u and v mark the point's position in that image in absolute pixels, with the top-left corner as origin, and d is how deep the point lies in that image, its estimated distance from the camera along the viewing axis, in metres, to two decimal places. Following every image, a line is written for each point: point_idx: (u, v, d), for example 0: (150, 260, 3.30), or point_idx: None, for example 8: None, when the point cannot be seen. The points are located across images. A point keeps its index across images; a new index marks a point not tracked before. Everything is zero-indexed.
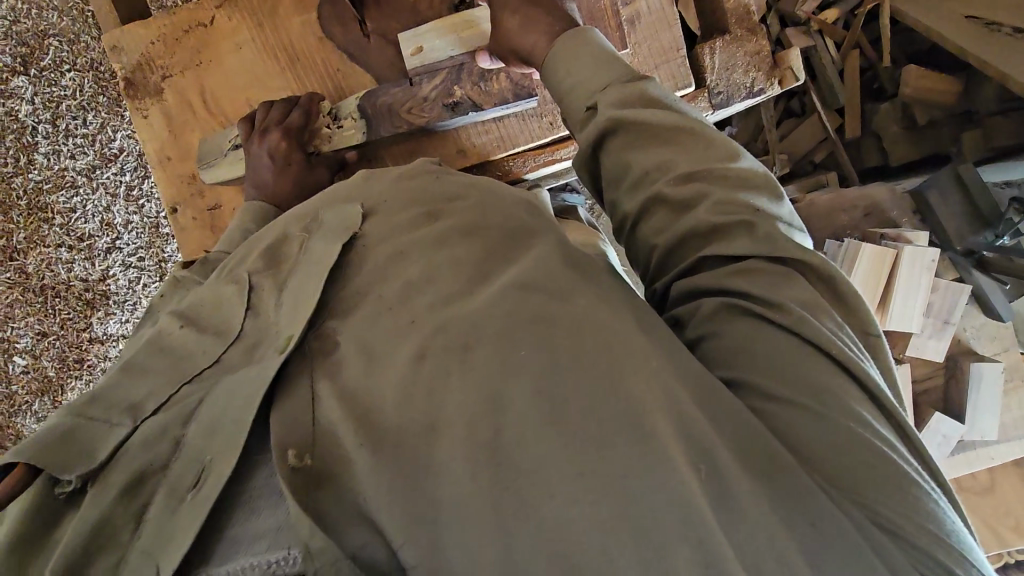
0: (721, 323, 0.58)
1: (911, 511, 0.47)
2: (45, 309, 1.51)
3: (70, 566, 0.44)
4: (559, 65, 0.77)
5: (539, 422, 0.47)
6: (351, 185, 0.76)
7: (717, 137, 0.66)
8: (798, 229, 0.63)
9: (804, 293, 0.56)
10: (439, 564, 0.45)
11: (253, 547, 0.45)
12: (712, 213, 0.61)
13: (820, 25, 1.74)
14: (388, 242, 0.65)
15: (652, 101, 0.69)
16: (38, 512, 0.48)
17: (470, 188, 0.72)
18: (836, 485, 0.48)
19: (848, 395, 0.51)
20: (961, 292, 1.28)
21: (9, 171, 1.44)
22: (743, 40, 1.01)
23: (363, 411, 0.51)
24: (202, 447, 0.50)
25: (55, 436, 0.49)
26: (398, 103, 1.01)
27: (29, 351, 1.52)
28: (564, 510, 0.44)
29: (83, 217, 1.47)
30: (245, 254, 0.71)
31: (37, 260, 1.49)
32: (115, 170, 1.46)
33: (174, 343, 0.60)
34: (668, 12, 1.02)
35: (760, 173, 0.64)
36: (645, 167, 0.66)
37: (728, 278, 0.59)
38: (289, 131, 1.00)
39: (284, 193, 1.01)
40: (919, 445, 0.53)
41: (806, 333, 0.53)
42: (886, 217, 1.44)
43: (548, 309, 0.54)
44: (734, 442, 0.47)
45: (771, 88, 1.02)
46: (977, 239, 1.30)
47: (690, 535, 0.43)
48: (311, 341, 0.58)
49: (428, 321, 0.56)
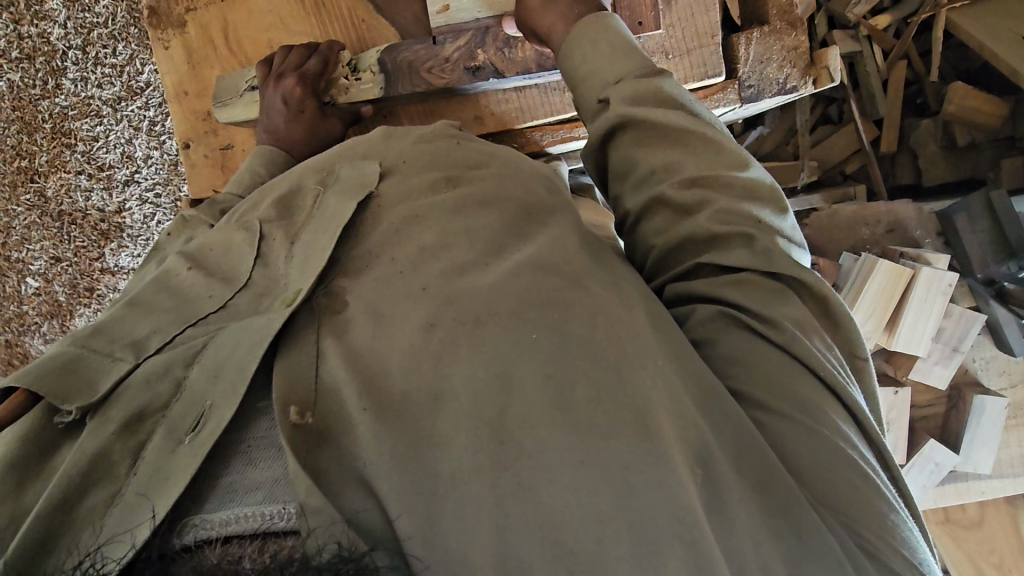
0: (717, 332, 0.56)
1: (889, 535, 0.46)
2: (61, 235, 1.52)
3: (68, 493, 0.44)
4: (577, 49, 0.73)
5: (545, 404, 0.47)
6: (365, 142, 0.74)
7: (727, 143, 0.63)
8: (798, 246, 0.61)
9: (798, 314, 0.54)
10: (431, 535, 0.44)
11: (248, 497, 0.45)
12: (712, 222, 0.58)
13: (869, 30, 1.67)
14: (403, 205, 0.63)
15: (665, 100, 0.66)
16: (41, 436, 0.49)
17: (489, 158, 0.70)
18: (822, 501, 0.47)
19: (837, 414, 0.50)
20: (975, 321, 1.25)
21: (36, 93, 1.43)
22: (782, 34, 0.96)
23: (368, 375, 0.50)
24: (204, 391, 0.49)
25: (59, 364, 0.50)
26: (419, 61, 0.98)
27: (41, 274, 1.54)
28: (562, 496, 0.44)
29: (104, 147, 1.46)
30: (258, 202, 0.70)
31: (57, 185, 1.49)
32: (139, 104, 1.42)
33: (183, 283, 0.60)
34: None
35: (766, 186, 0.61)
36: (652, 166, 0.64)
37: (721, 286, 0.57)
38: (304, 77, 0.98)
39: (295, 141, 0.99)
40: (890, 469, 0.53)
41: (798, 352, 0.52)
42: (909, 236, 1.42)
43: (565, 292, 0.53)
44: (732, 446, 0.46)
45: (804, 87, 0.98)
46: (999, 269, 1.26)
47: (682, 536, 0.42)
48: (319, 296, 0.56)
49: (441, 290, 0.54)
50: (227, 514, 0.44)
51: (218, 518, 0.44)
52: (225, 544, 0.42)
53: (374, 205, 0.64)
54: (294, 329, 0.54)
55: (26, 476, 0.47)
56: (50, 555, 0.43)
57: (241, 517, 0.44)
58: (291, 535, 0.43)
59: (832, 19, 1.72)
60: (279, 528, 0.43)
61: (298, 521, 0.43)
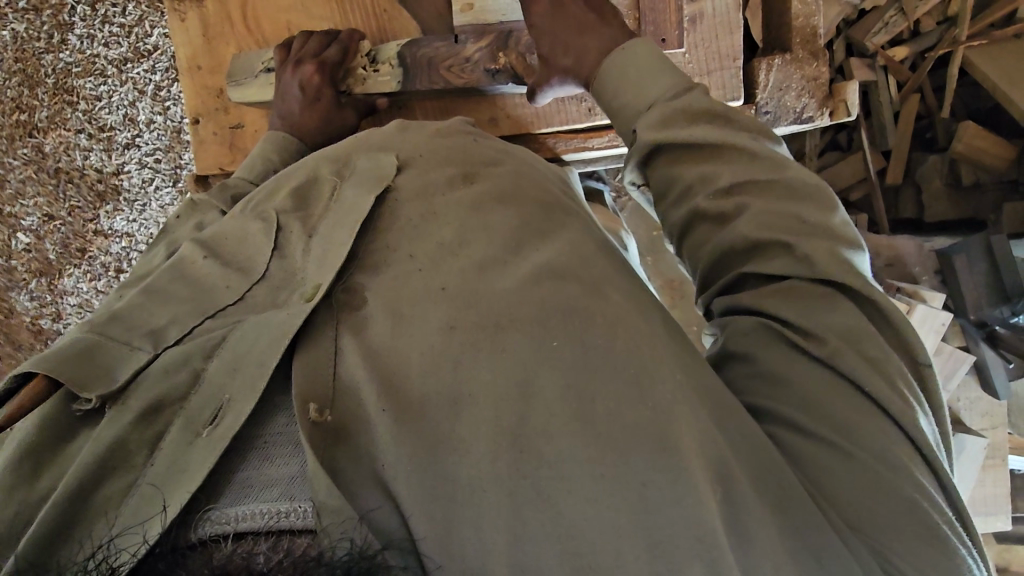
0: (753, 345, 0.57)
1: (921, 561, 0.47)
2: (56, 193, 1.53)
3: (84, 484, 0.46)
4: (616, 73, 0.76)
5: (568, 410, 0.49)
6: (381, 135, 0.75)
7: (763, 149, 0.64)
8: (853, 240, 0.60)
9: (845, 321, 0.55)
10: (451, 538, 0.47)
11: (264, 495, 0.46)
12: (753, 228, 0.60)
13: (887, 60, 1.70)
14: (423, 201, 0.64)
15: (696, 116, 0.67)
16: (56, 423, 0.50)
17: (503, 155, 0.72)
18: (849, 524, 0.49)
19: (891, 439, 0.51)
20: (964, 360, 1.32)
21: (40, 47, 1.42)
22: (803, 63, 0.97)
23: (387, 373, 0.52)
24: (223, 385, 0.51)
25: (78, 351, 0.51)
26: (439, 57, 0.98)
27: (33, 231, 1.56)
28: (579, 509, 0.46)
29: (107, 107, 1.45)
30: (272, 191, 0.71)
31: (55, 142, 1.48)
32: (146, 67, 1.41)
33: (199, 273, 0.61)
34: (732, 18, 0.99)
35: (810, 183, 0.62)
36: (687, 182, 0.65)
37: (764, 297, 0.58)
38: (323, 66, 0.98)
39: (309, 127, 1.00)
40: (952, 490, 0.52)
41: (842, 368, 0.53)
42: (906, 272, 1.45)
43: (582, 303, 0.54)
44: (753, 466, 0.48)
45: (820, 118, 1.00)
46: (992, 312, 1.32)
47: (703, 556, 0.45)
48: (338, 292, 0.58)
49: (459, 293, 0.56)
50: (243, 510, 0.45)
51: (235, 513, 0.45)
52: (237, 541, 0.44)
53: (391, 199, 0.65)
54: (314, 322, 0.55)
55: (44, 460, 0.49)
56: (64, 545, 0.44)
57: (256, 514, 0.45)
58: (306, 534, 0.44)
59: (850, 47, 1.72)
60: (296, 527, 0.45)
61: (315, 520, 0.45)
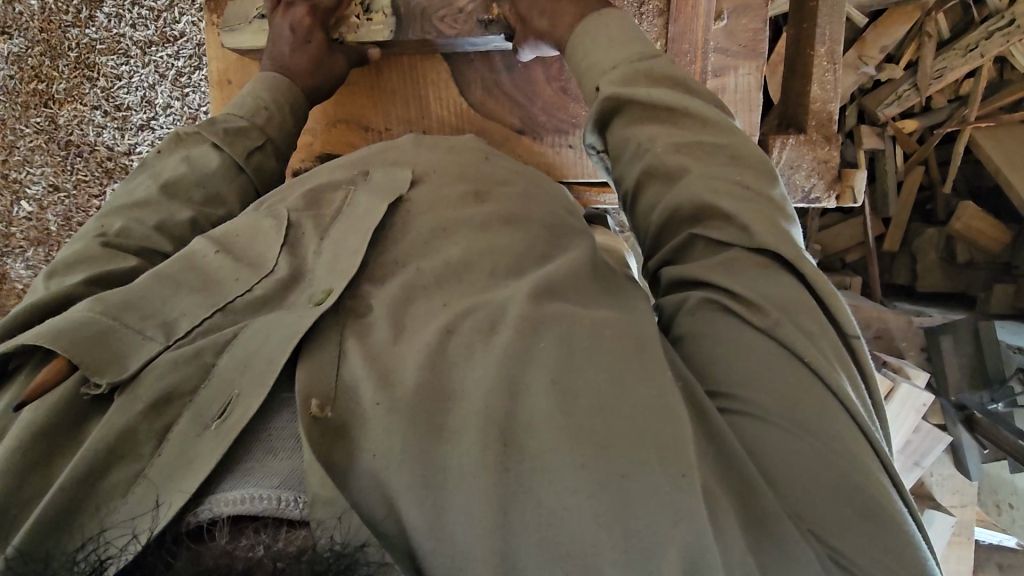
0: (699, 313, 0.61)
1: (876, 551, 0.47)
2: (64, 165, 1.56)
3: (84, 473, 0.48)
4: (588, 32, 0.81)
5: (551, 408, 0.49)
6: (393, 147, 0.81)
7: (714, 116, 0.70)
8: (789, 217, 0.64)
9: (782, 293, 0.57)
10: (441, 521, 0.46)
11: (262, 482, 0.48)
12: (701, 189, 0.64)
13: (896, 131, 2.13)
14: (434, 214, 0.68)
15: (656, 79, 0.74)
16: (66, 406, 0.52)
17: (516, 176, 0.79)
18: (815, 530, 0.48)
19: (868, 456, 0.50)
20: (938, 441, 1.67)
21: (67, 20, 1.46)
22: (816, 145, 1.00)
23: (385, 373, 0.53)
24: (232, 381, 0.53)
25: (96, 338, 0.53)
26: (432, 8, 0.98)
27: (36, 200, 1.59)
28: (557, 500, 0.45)
29: (126, 87, 1.48)
30: (286, 194, 0.75)
31: (70, 115, 1.52)
32: (170, 52, 1.44)
33: (212, 265, 0.64)
34: (753, 97, 1.04)
35: (757, 155, 0.67)
36: (640, 139, 0.71)
37: (709, 266, 0.61)
38: (315, 9, 0.98)
39: (301, 69, 0.98)
40: (902, 485, 0.53)
41: (779, 335, 0.55)
42: (895, 345, 1.87)
43: (565, 311, 0.57)
44: (717, 464, 0.49)
45: (827, 200, 1.05)
46: (973, 397, 1.68)
47: (678, 541, 0.43)
48: (348, 299, 0.60)
49: (459, 304, 0.59)
50: (238, 496, 0.47)
51: (229, 496, 0.47)
52: (236, 528, 0.46)
53: (402, 209, 0.69)
54: (319, 329, 0.57)
55: (54, 448, 0.51)
56: (67, 536, 0.46)
57: (254, 499, 0.47)
58: (301, 525, 0.46)
59: (863, 113, 2.16)
60: (293, 517, 0.46)
61: (308, 513, 0.46)
